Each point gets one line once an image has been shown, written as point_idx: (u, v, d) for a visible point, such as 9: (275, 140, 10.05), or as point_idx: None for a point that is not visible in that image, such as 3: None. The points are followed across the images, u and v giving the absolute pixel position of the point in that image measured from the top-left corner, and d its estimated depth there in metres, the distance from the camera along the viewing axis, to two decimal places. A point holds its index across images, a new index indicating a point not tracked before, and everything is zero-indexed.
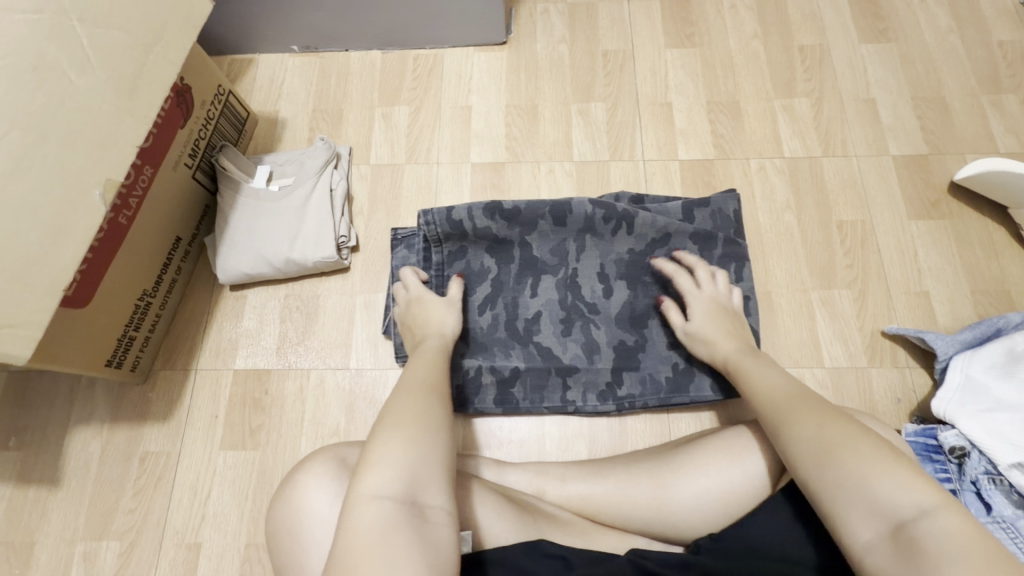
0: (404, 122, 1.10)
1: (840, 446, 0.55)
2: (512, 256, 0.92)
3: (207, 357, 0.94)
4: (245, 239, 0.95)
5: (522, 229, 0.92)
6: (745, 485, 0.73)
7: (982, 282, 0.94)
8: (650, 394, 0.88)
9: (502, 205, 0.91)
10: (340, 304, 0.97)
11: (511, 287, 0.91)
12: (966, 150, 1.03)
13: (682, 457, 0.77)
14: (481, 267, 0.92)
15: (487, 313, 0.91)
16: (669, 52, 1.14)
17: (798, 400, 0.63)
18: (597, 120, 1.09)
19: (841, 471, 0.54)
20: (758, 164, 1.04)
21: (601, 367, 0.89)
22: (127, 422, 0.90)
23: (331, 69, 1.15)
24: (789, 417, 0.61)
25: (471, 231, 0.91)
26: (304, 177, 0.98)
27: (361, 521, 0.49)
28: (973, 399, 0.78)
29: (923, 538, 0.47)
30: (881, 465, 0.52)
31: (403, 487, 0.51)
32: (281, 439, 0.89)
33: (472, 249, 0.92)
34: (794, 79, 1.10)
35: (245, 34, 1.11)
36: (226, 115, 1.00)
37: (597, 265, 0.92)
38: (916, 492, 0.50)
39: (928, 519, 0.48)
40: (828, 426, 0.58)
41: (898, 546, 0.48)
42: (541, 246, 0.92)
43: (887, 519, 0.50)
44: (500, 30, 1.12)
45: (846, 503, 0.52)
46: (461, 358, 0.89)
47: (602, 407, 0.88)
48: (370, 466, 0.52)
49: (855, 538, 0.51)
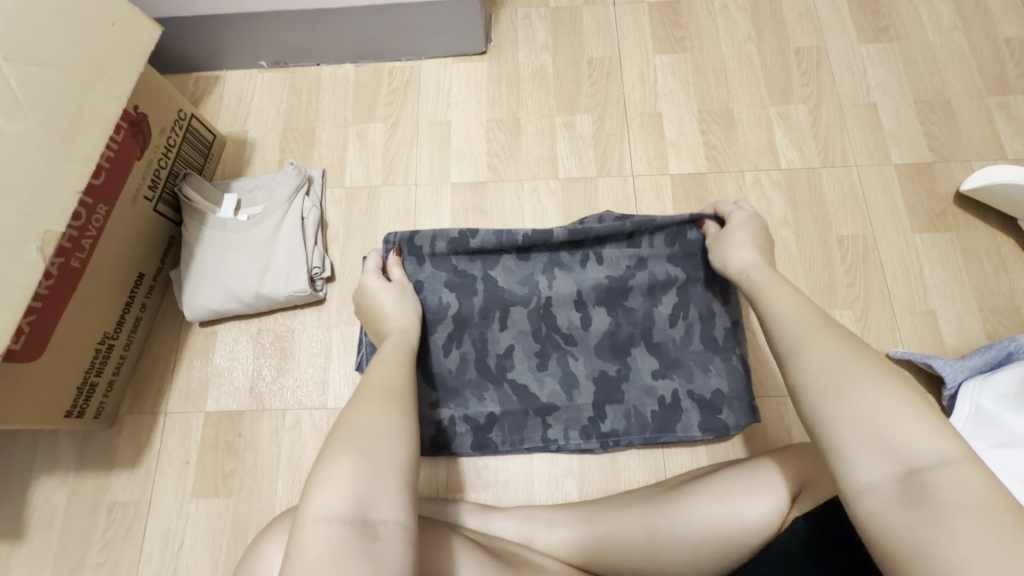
0: (380, 140, 1.04)
1: (864, 378, 0.46)
2: (475, 290, 0.87)
3: (177, 399, 0.89)
4: (211, 274, 0.90)
5: (484, 262, 0.88)
6: (745, 534, 0.67)
7: (991, 299, 0.89)
8: (635, 432, 0.84)
9: (462, 232, 0.87)
10: (316, 338, 0.92)
11: (476, 323, 0.86)
12: (972, 157, 0.98)
13: (680, 500, 0.72)
14: (439, 305, 0.86)
15: (454, 353, 0.86)
16: (658, 59, 1.08)
17: (824, 326, 0.53)
18: (584, 133, 1.03)
19: (855, 407, 0.45)
20: (753, 177, 0.98)
21: (581, 403, 0.85)
22: (94, 471, 0.86)
23: (302, 84, 1.09)
24: (807, 342, 0.52)
25: (428, 254, 0.87)
26: (273, 206, 0.93)
27: (309, 543, 0.44)
28: (985, 433, 0.71)
29: (936, 487, 0.40)
30: (902, 407, 0.44)
31: (354, 505, 0.46)
32: (256, 485, 0.85)
33: (433, 284, 0.86)
34: (790, 84, 1.05)
35: (209, 50, 1.05)
36: (189, 140, 0.95)
37: (570, 294, 0.87)
38: (935, 439, 0.42)
39: (946, 469, 0.40)
40: (857, 356, 0.49)
41: (909, 491, 0.41)
42: (506, 277, 0.87)
43: (899, 461, 0.42)
44: (478, 39, 1.06)
45: (854, 441, 0.44)
46: (429, 405, 0.85)
47: (586, 444, 0.84)
48: (319, 483, 0.47)
49: (855, 479, 0.43)
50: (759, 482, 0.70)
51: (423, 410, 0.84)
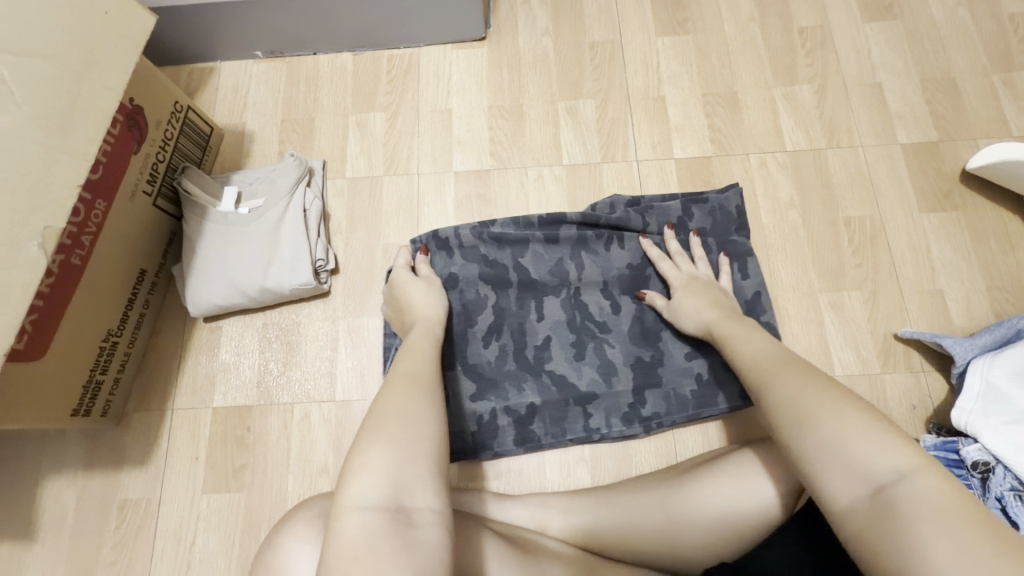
0: (381, 130, 1.03)
1: (821, 407, 0.50)
2: (509, 282, 0.88)
3: (184, 395, 0.89)
4: (214, 268, 0.89)
5: (513, 251, 0.89)
6: (756, 511, 0.68)
7: (998, 277, 0.89)
8: (676, 412, 0.84)
9: (490, 226, 0.90)
10: (322, 331, 0.92)
11: (513, 313, 0.87)
12: (978, 135, 0.97)
13: (687, 480, 0.73)
14: (477, 297, 0.87)
15: (493, 345, 0.86)
16: (660, 41, 1.06)
17: (783, 363, 0.58)
18: (587, 118, 1.02)
19: (820, 431, 0.49)
20: (759, 160, 0.98)
21: (619, 389, 0.85)
22: (103, 469, 0.85)
23: (299, 75, 1.07)
24: (772, 378, 0.57)
25: (459, 247, 0.89)
26: (275, 199, 0.91)
27: (345, 534, 0.44)
28: (996, 410, 0.73)
29: (902, 502, 0.43)
30: (860, 426, 0.47)
31: (387, 493, 0.46)
32: (267, 480, 0.84)
33: (465, 279, 0.88)
34: (795, 65, 1.03)
35: (204, 41, 1.04)
36: (186, 133, 0.93)
37: (598, 282, 0.89)
38: (894, 452, 0.45)
39: (907, 482, 0.44)
40: (810, 388, 0.52)
41: (879, 509, 0.44)
42: (537, 268, 0.89)
43: (866, 481, 0.45)
44: (477, 25, 1.05)
45: (824, 469, 0.47)
46: (470, 399, 0.84)
47: (628, 431, 0.84)
48: (352, 473, 0.47)
49: (836, 501, 0.46)
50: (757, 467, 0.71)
51: (465, 406, 0.84)
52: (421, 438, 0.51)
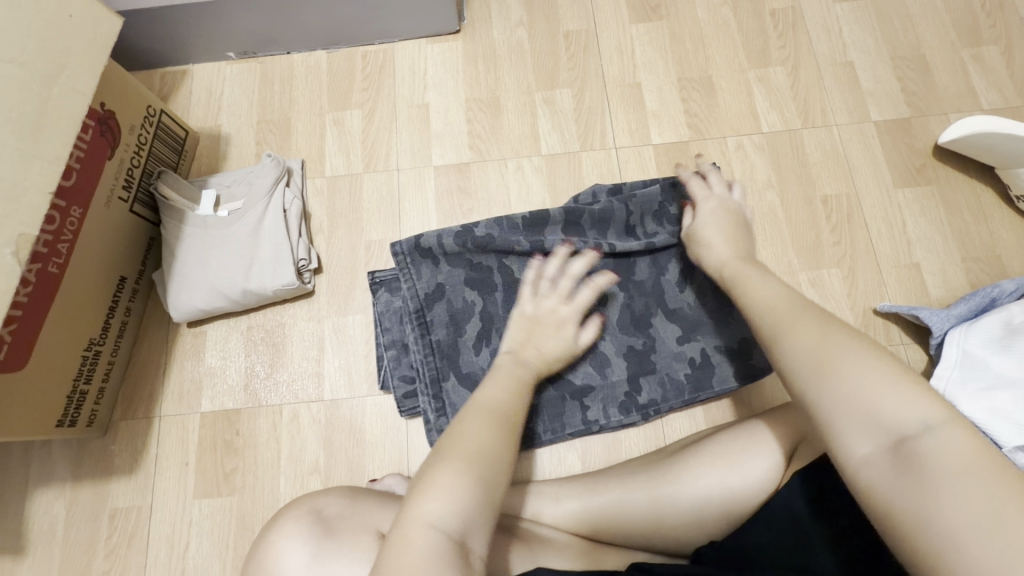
0: (358, 127, 1.03)
1: (846, 355, 0.50)
2: (494, 284, 0.84)
3: (171, 402, 0.88)
4: (195, 272, 0.88)
5: (498, 254, 0.85)
6: (747, 490, 0.68)
7: (973, 248, 0.91)
8: (673, 397, 0.84)
9: (472, 231, 0.84)
10: (308, 331, 0.92)
11: (502, 317, 0.84)
12: (949, 110, 0.99)
13: (677, 465, 0.73)
14: (464, 304, 0.83)
15: (485, 351, 0.82)
16: (634, 28, 1.07)
17: (799, 312, 0.56)
18: (564, 108, 1.02)
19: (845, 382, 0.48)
20: (735, 142, 0.98)
21: (614, 379, 0.84)
22: (91, 479, 0.85)
23: (273, 75, 1.07)
24: (789, 326, 0.55)
25: (442, 255, 0.84)
26: (253, 200, 0.91)
27: (414, 547, 0.46)
28: (972, 377, 0.74)
29: (926, 455, 0.43)
30: (887, 375, 0.48)
31: (459, 522, 0.48)
32: (259, 482, 0.84)
33: (451, 286, 0.84)
34: (768, 47, 1.04)
35: (175, 43, 1.03)
36: (160, 137, 0.92)
37: (583, 274, 0.86)
38: (921, 405, 0.45)
39: (932, 435, 0.44)
40: (832, 334, 0.52)
41: (899, 460, 0.44)
42: (521, 267, 0.85)
43: (887, 434, 0.45)
44: (451, 18, 1.04)
45: (840, 416, 0.48)
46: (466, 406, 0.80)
47: (626, 420, 0.84)
48: (429, 489, 0.49)
49: (852, 454, 0.47)
50: (757, 440, 0.70)
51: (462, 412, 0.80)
52: (493, 476, 0.53)
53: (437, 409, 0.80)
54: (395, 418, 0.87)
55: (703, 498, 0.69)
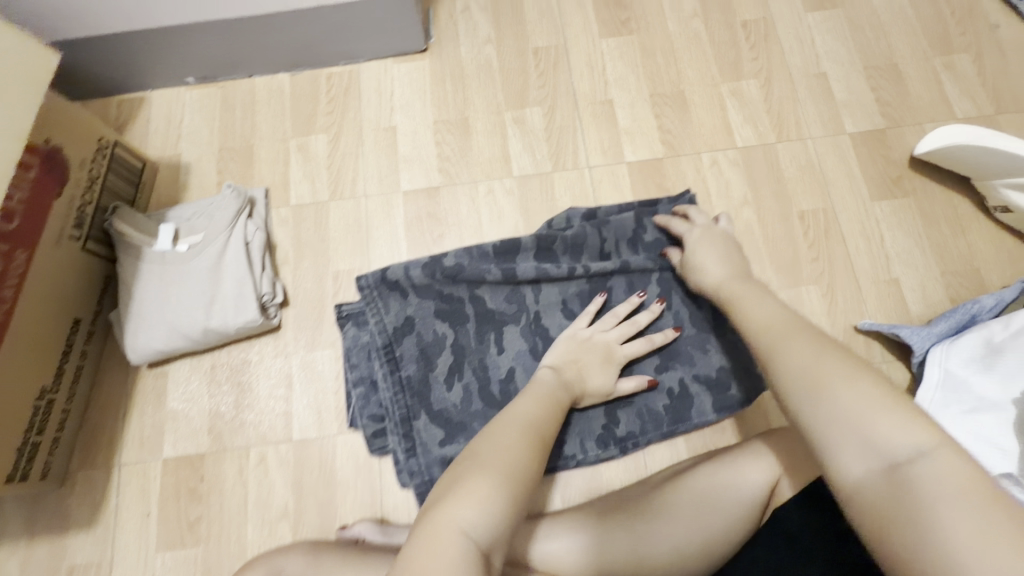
0: (323, 152, 0.99)
1: (838, 378, 0.48)
2: (465, 315, 0.81)
3: (131, 449, 0.84)
4: (154, 311, 0.84)
5: (469, 284, 0.82)
6: (727, 526, 0.66)
7: (951, 261, 0.90)
8: (651, 430, 0.82)
9: (441, 261, 0.82)
10: (274, 368, 0.88)
11: (473, 349, 0.80)
12: (923, 120, 0.98)
13: (659, 501, 0.70)
14: (434, 336, 0.80)
15: (456, 386, 0.79)
16: (605, 43, 1.04)
17: (792, 330, 0.55)
18: (535, 127, 1.00)
19: (839, 401, 0.46)
20: (709, 158, 0.97)
21: (592, 413, 0.81)
22: (46, 535, 0.81)
23: (234, 100, 1.03)
24: (783, 344, 0.54)
25: (410, 287, 0.81)
26: (214, 233, 0.87)
27: (442, 550, 0.45)
28: (955, 399, 0.73)
29: (921, 480, 0.41)
30: (876, 400, 0.45)
31: (488, 535, 0.48)
32: (225, 531, 0.81)
33: (421, 319, 0.80)
34: (740, 59, 1.02)
35: (130, 70, 0.99)
36: (115, 170, 0.89)
37: (558, 302, 0.83)
38: (914, 430, 0.43)
39: (925, 461, 0.42)
40: (827, 356, 0.50)
41: (894, 485, 0.42)
42: (493, 297, 0.82)
43: (881, 458, 0.43)
44: (417, 36, 1.01)
45: (830, 435, 0.46)
46: (437, 444, 0.77)
47: (604, 453, 0.81)
48: (461, 496, 0.49)
49: (846, 475, 0.45)
50: (738, 471, 0.68)
51: (433, 452, 0.77)
52: (524, 493, 0.52)
53: (407, 449, 0.78)
54: (367, 456, 0.83)
55: (694, 521, 0.66)
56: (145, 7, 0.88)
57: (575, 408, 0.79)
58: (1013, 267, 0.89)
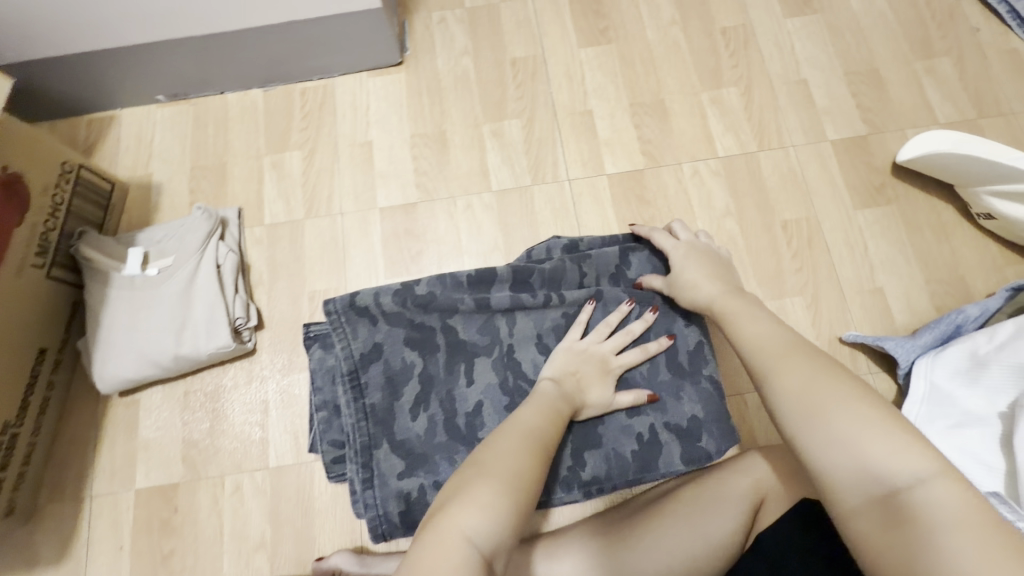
0: (298, 169, 0.97)
1: (835, 400, 0.47)
2: (436, 344, 0.79)
3: (102, 481, 0.82)
4: (122, 339, 0.82)
5: (441, 313, 0.80)
6: (724, 542, 0.64)
7: (936, 269, 0.89)
8: (617, 476, 0.76)
9: (414, 289, 0.80)
10: (249, 393, 0.86)
11: (442, 379, 0.79)
12: (906, 126, 0.97)
13: (654, 518, 0.68)
14: (403, 364, 0.79)
15: (421, 416, 0.77)
16: (583, 53, 1.03)
17: (789, 350, 0.53)
18: (513, 140, 0.98)
19: (838, 426, 0.45)
20: (691, 168, 0.95)
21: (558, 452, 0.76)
22: (14, 572, 0.78)
23: (206, 118, 1.01)
24: (779, 367, 0.52)
25: (381, 314, 0.79)
26: (184, 257, 0.85)
27: (448, 557, 0.45)
28: (941, 413, 0.71)
29: (920, 508, 0.41)
30: (875, 427, 0.44)
31: (494, 544, 0.48)
32: (199, 563, 0.78)
33: (390, 345, 0.79)
34: (720, 67, 1.01)
35: (98, 89, 0.96)
36: (80, 194, 0.86)
37: (532, 336, 0.80)
38: (912, 456, 0.43)
39: (924, 487, 0.42)
40: (823, 377, 0.49)
41: (890, 514, 0.42)
42: (467, 327, 0.80)
43: (878, 485, 0.43)
44: (392, 50, 1.00)
45: (827, 463, 0.45)
46: (396, 476, 0.75)
47: (566, 495, 0.76)
48: (468, 503, 0.50)
49: (842, 502, 0.45)
50: (733, 486, 0.67)
51: (390, 484, 0.75)
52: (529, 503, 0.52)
53: (364, 480, 0.75)
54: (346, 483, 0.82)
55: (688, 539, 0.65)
56: (107, 27, 0.86)
57: (577, 419, 0.75)
58: (998, 274, 0.88)
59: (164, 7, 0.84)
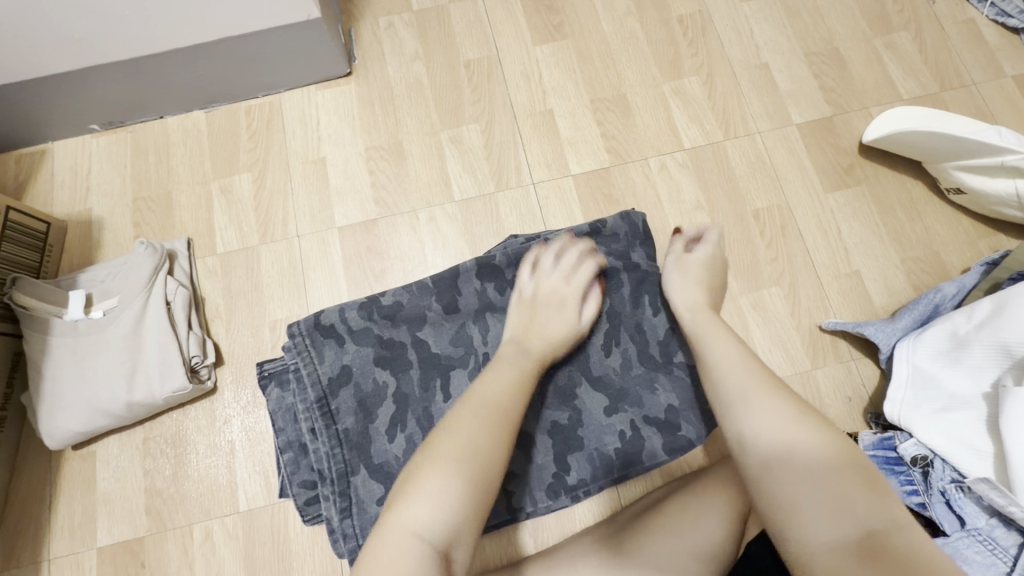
0: (249, 194, 0.92)
1: (810, 442, 0.48)
2: (408, 361, 0.76)
3: (62, 541, 0.77)
4: (70, 390, 0.77)
5: (410, 326, 0.77)
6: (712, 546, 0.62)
7: (911, 247, 0.88)
8: (602, 476, 0.74)
9: (379, 300, 0.77)
10: (213, 434, 0.81)
11: (417, 397, 0.75)
12: (870, 104, 0.95)
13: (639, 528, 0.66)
14: (375, 386, 0.74)
15: (399, 437, 0.73)
16: (539, 50, 0.99)
17: (764, 384, 0.55)
18: (473, 146, 0.94)
19: (812, 467, 0.47)
20: (658, 163, 0.93)
21: (540, 461, 0.74)
22: None
23: (147, 144, 0.95)
24: (756, 401, 0.53)
25: (348, 335, 0.75)
26: (129, 296, 0.80)
27: (394, 551, 0.46)
28: (926, 398, 0.70)
29: (896, 547, 0.41)
30: (849, 472, 0.46)
31: (443, 529, 0.48)
32: None
33: (360, 369, 0.75)
34: (679, 56, 0.99)
35: (25, 123, 0.90)
36: (11, 238, 0.80)
37: None
38: (885, 504, 0.44)
39: (901, 531, 0.42)
40: (798, 418, 0.51)
41: (865, 551, 0.41)
42: (438, 340, 0.77)
43: (856, 523, 0.43)
44: (339, 60, 0.95)
45: (805, 497, 0.45)
46: (375, 503, 0.71)
47: (554, 503, 0.73)
48: (412, 494, 0.49)
49: (815, 537, 0.43)
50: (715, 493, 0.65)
51: (368, 511, 0.71)
52: (484, 477, 0.51)
53: (342, 509, 0.71)
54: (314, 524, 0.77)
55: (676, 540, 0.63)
56: (21, 57, 0.79)
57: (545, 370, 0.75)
58: (972, 248, 0.87)
59: (83, 31, 0.78)
